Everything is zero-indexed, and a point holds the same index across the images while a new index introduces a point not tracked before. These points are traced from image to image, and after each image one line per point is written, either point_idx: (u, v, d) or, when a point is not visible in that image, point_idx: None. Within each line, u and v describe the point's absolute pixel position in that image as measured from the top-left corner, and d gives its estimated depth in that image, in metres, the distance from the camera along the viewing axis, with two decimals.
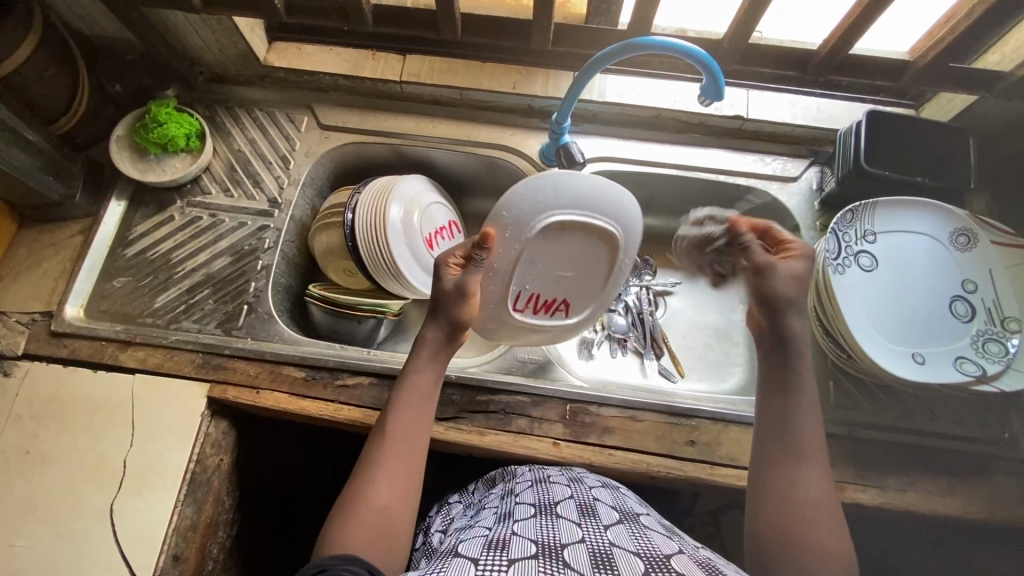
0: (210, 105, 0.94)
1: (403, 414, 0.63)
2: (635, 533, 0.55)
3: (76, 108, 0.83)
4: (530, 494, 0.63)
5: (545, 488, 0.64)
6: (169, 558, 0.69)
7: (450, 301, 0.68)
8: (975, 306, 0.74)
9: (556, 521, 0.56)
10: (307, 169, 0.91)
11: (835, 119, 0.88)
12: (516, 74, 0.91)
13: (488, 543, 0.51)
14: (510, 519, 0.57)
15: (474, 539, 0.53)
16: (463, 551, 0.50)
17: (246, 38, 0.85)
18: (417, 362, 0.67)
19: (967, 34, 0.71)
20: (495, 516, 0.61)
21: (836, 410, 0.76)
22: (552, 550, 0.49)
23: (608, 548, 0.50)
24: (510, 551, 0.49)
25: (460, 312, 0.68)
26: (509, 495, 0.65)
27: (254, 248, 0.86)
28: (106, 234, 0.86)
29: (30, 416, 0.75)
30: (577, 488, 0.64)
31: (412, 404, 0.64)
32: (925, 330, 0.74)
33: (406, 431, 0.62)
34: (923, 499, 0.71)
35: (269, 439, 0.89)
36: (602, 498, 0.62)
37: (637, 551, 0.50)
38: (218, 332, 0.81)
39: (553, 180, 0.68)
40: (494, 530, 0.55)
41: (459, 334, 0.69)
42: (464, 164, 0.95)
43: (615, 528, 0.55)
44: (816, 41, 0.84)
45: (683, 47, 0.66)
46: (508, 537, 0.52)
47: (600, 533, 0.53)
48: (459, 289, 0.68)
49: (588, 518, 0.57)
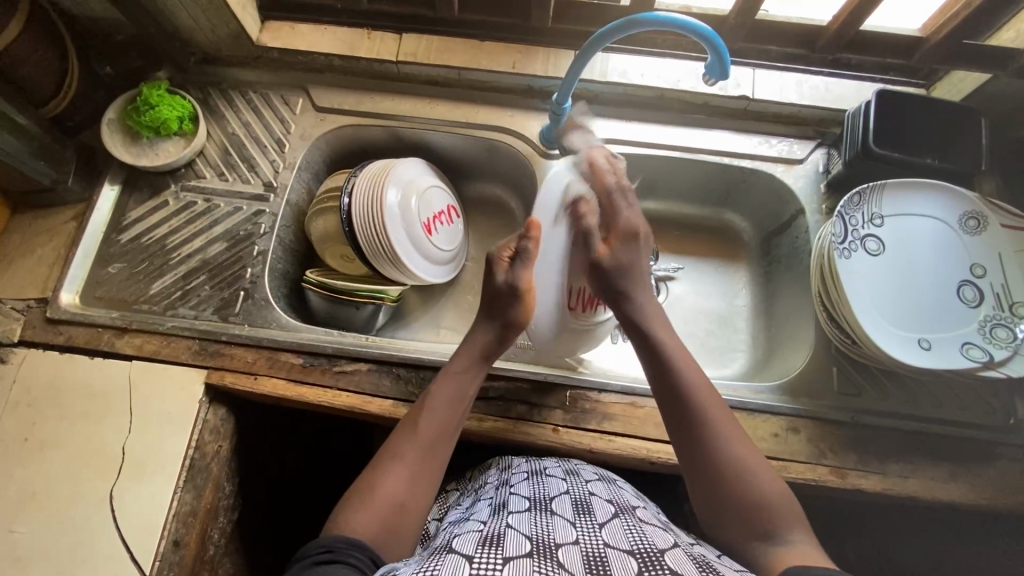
0: (203, 87, 0.92)
1: (435, 414, 0.64)
2: (631, 528, 0.54)
3: (66, 91, 0.81)
4: (525, 488, 0.63)
5: (541, 481, 0.64)
6: (169, 543, 0.70)
7: (506, 299, 0.71)
8: (984, 291, 0.73)
9: (550, 518, 0.55)
10: (303, 152, 0.89)
11: (844, 100, 0.86)
12: (515, 53, 0.88)
13: (482, 539, 0.50)
14: (503, 513, 0.57)
15: (468, 535, 0.53)
16: (456, 548, 0.49)
17: (238, 17, 0.83)
18: (457, 366, 0.69)
19: (984, 10, 0.69)
20: (490, 509, 0.60)
21: (839, 396, 0.75)
22: (547, 549, 0.48)
23: (602, 549, 0.49)
24: (505, 547, 0.48)
25: (515, 312, 0.71)
26: (504, 486, 0.65)
27: (249, 233, 0.85)
28: (100, 219, 0.85)
29: (28, 403, 0.75)
30: (572, 482, 0.63)
31: (446, 404, 0.65)
32: (934, 315, 0.73)
33: (433, 430, 0.63)
34: (925, 485, 0.71)
35: (268, 425, 0.89)
36: (597, 492, 0.62)
37: (631, 550, 0.49)
38: (215, 318, 0.80)
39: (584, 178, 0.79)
40: (487, 524, 0.55)
41: (513, 334, 0.72)
42: (462, 147, 0.93)
43: (610, 525, 0.55)
44: (825, 18, 0.82)
45: (688, 23, 0.63)
46: (502, 533, 0.51)
47: (594, 533, 0.52)
48: (510, 285, 0.71)
49: (583, 515, 0.56)
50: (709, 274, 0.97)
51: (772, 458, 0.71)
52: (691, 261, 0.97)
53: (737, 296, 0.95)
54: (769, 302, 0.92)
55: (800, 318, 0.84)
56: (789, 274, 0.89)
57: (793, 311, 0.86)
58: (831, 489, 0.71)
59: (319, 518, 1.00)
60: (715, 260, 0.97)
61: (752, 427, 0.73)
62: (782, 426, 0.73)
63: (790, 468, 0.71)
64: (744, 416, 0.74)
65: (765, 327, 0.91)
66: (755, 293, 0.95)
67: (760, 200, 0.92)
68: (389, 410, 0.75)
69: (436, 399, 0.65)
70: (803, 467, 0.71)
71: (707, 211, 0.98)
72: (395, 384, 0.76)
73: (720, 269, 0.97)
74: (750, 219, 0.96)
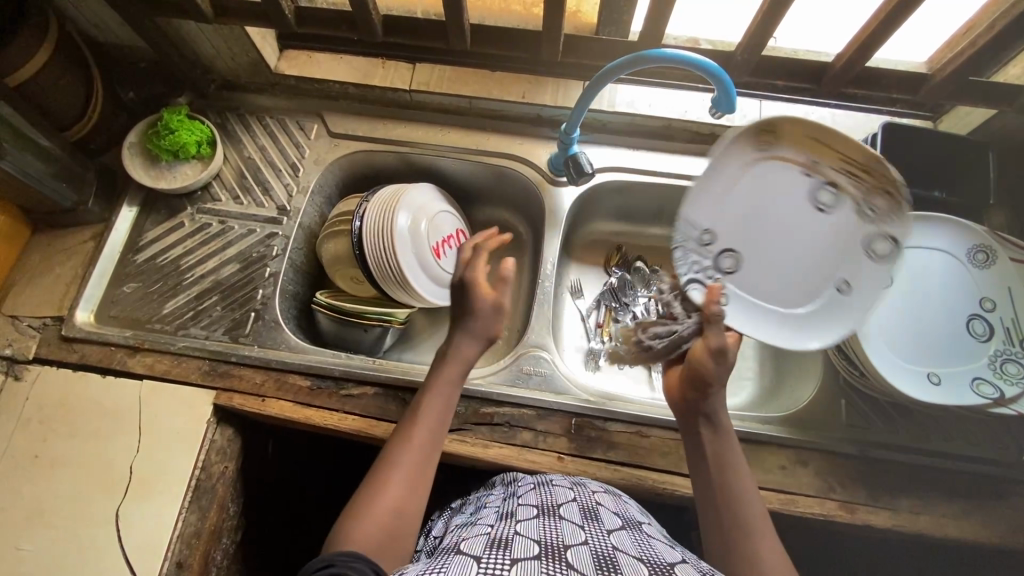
0: (221, 112, 0.94)
1: (431, 423, 0.63)
2: (638, 540, 0.54)
3: (89, 115, 0.84)
4: (533, 496, 0.62)
5: (548, 490, 0.64)
6: (172, 565, 0.70)
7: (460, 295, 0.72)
8: (994, 325, 0.72)
9: (558, 522, 0.55)
10: (317, 176, 0.91)
11: (851, 131, 0.87)
12: (526, 83, 0.91)
13: (491, 542, 0.50)
14: (511, 519, 0.57)
15: (476, 538, 0.53)
16: (466, 549, 0.49)
17: (258, 47, 0.85)
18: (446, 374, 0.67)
19: (990, 48, 0.69)
20: (497, 516, 0.60)
21: (847, 429, 0.75)
22: (555, 551, 0.48)
23: (611, 552, 0.50)
24: (513, 550, 0.48)
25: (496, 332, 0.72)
26: (511, 496, 0.65)
27: (262, 255, 0.87)
28: (118, 240, 0.87)
29: (40, 421, 0.76)
30: (579, 491, 0.63)
31: (431, 415, 0.64)
32: (944, 348, 0.72)
33: (424, 440, 0.62)
34: (936, 522, 0.69)
35: (274, 445, 0.90)
36: (604, 503, 0.62)
37: (640, 558, 0.50)
38: (225, 339, 0.81)
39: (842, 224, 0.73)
40: (495, 529, 0.55)
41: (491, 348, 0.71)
42: (472, 173, 0.94)
43: (618, 533, 0.55)
44: (832, 52, 0.83)
45: (695, 60, 0.65)
46: (510, 537, 0.51)
47: (603, 537, 0.53)
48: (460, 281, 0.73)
49: (591, 520, 0.56)
50: None
51: (781, 491, 0.71)
52: None
53: None
54: None
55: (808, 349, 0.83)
56: None
57: None
58: (839, 524, 0.70)
59: None
60: None
61: (760, 460, 0.72)
62: (789, 459, 0.73)
63: (798, 502, 0.70)
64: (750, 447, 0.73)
65: (773, 355, 0.91)
66: None
67: None
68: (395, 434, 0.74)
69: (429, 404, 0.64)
70: (811, 502, 0.70)
71: None
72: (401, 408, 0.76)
73: None
74: None
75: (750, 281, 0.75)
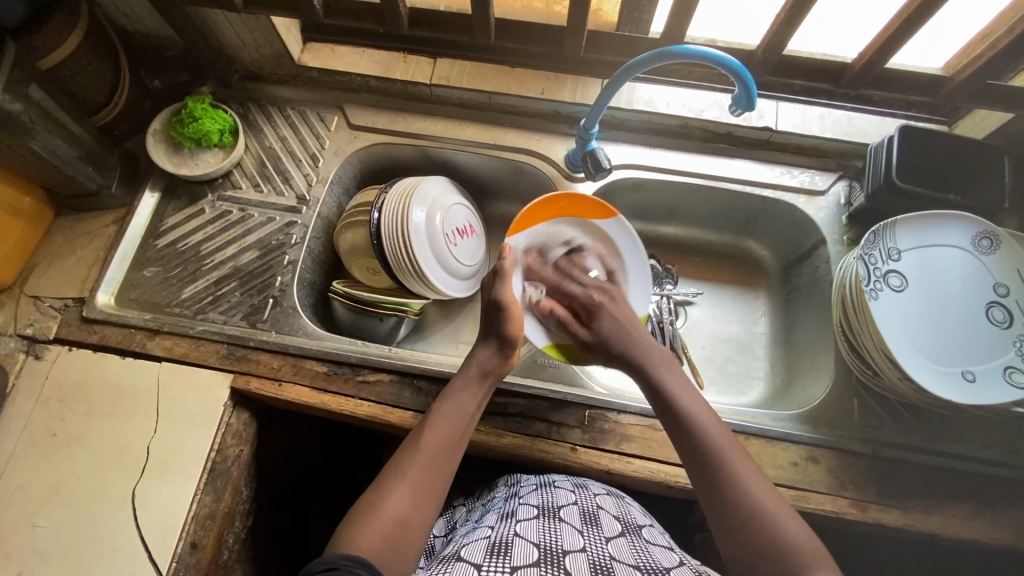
0: (243, 102, 0.96)
1: (439, 430, 0.65)
2: (636, 546, 0.56)
3: (116, 100, 0.85)
4: (534, 497, 0.64)
5: (549, 492, 0.65)
6: (187, 545, 0.70)
7: (495, 317, 0.73)
8: (1013, 312, 0.72)
9: (558, 526, 0.56)
10: (336, 167, 0.92)
11: (867, 134, 0.88)
12: (545, 79, 0.92)
13: (491, 546, 0.52)
14: (512, 520, 0.58)
15: (478, 542, 0.55)
16: (466, 556, 0.51)
17: (282, 37, 0.87)
18: (458, 386, 0.70)
19: (1008, 51, 0.70)
20: (498, 516, 0.62)
21: (860, 428, 0.75)
22: (554, 559, 0.50)
23: (608, 561, 0.51)
24: (512, 557, 0.50)
25: (504, 325, 0.73)
26: (513, 497, 0.66)
27: (281, 243, 0.88)
28: (140, 224, 0.88)
29: (59, 399, 0.77)
30: (581, 494, 0.64)
31: (453, 425, 0.66)
32: (975, 355, 0.71)
33: (434, 447, 0.64)
34: (947, 523, 0.70)
35: (289, 433, 0.91)
36: (605, 507, 0.63)
37: (636, 565, 0.52)
38: (243, 324, 0.82)
39: (940, 277, 0.75)
40: (496, 532, 0.56)
41: (512, 347, 0.73)
42: (488, 167, 0.95)
43: (617, 540, 0.56)
44: (850, 54, 0.84)
45: (716, 57, 0.66)
46: (511, 541, 0.53)
47: (601, 545, 0.54)
48: (494, 303, 0.74)
49: (591, 526, 0.58)
50: (729, 300, 0.98)
51: (792, 488, 0.71)
52: (711, 287, 0.99)
53: (756, 324, 0.96)
54: (789, 331, 0.93)
55: (819, 348, 0.84)
56: (808, 303, 0.89)
57: (811, 343, 0.87)
58: (850, 521, 0.70)
59: (330, 527, 1.01)
60: (734, 287, 0.99)
61: (771, 456, 0.73)
62: (801, 455, 0.73)
63: (809, 499, 0.70)
64: (763, 443, 0.73)
65: (783, 354, 0.92)
66: (775, 320, 0.96)
67: (780, 229, 0.93)
68: (410, 422, 0.75)
69: (443, 415, 0.66)
70: (822, 498, 0.70)
71: (727, 239, 0.99)
72: (416, 396, 0.77)
73: (738, 296, 0.98)
74: (770, 247, 0.97)
75: (976, 330, 0.73)
